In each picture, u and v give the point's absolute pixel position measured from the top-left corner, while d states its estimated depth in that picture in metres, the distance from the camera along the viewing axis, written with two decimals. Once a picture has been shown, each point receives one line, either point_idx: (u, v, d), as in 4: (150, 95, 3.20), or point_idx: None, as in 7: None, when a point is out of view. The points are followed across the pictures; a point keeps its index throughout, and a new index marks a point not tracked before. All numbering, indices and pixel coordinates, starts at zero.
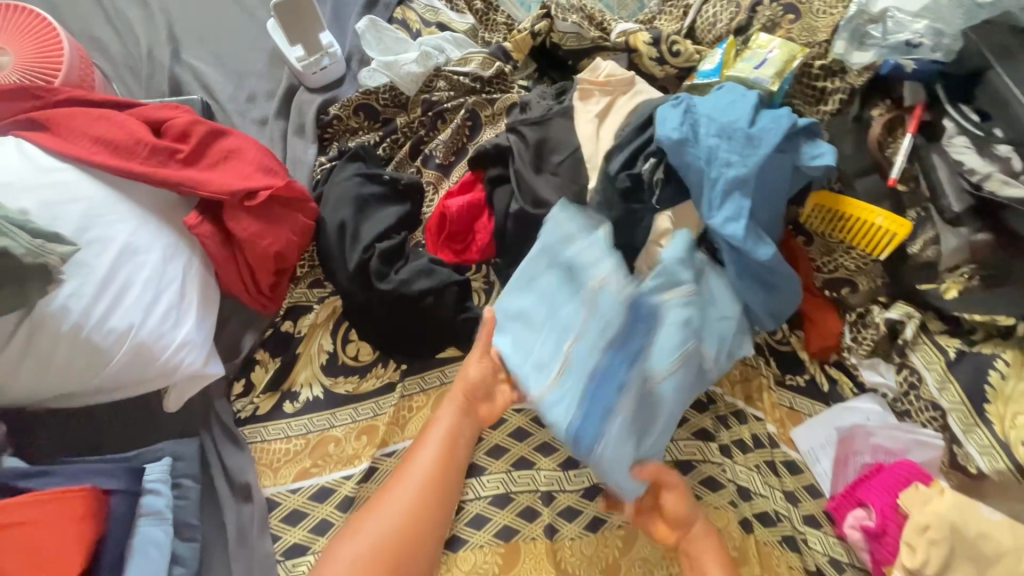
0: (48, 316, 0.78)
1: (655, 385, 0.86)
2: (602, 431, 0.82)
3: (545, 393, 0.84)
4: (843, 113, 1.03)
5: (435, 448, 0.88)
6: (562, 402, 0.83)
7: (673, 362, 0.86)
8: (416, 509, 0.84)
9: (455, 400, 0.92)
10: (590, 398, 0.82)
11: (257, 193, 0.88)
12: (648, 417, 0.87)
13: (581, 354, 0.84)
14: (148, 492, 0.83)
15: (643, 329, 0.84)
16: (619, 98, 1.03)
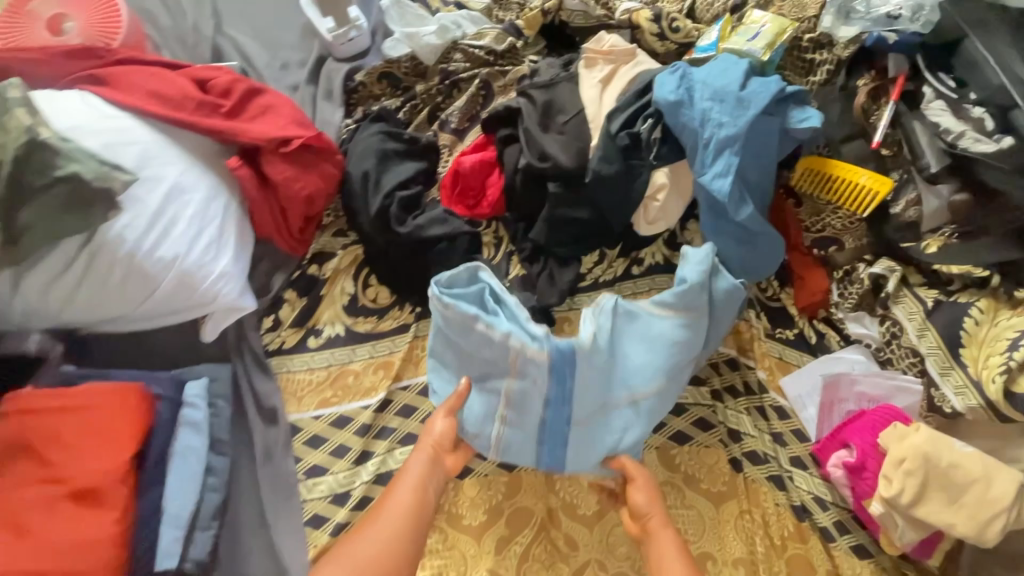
0: (107, 243, 0.89)
1: (642, 398, 0.95)
2: (570, 460, 0.94)
3: (500, 455, 0.95)
4: (831, 83, 1.11)
5: (411, 486, 0.89)
6: (522, 448, 0.94)
7: (650, 380, 0.95)
8: (394, 542, 0.84)
9: (426, 447, 0.92)
10: (545, 435, 0.94)
11: (292, 141, 0.98)
12: (629, 429, 0.94)
13: (527, 405, 0.94)
14: (188, 405, 0.92)
15: (570, 373, 0.92)
16: (621, 67, 1.12)
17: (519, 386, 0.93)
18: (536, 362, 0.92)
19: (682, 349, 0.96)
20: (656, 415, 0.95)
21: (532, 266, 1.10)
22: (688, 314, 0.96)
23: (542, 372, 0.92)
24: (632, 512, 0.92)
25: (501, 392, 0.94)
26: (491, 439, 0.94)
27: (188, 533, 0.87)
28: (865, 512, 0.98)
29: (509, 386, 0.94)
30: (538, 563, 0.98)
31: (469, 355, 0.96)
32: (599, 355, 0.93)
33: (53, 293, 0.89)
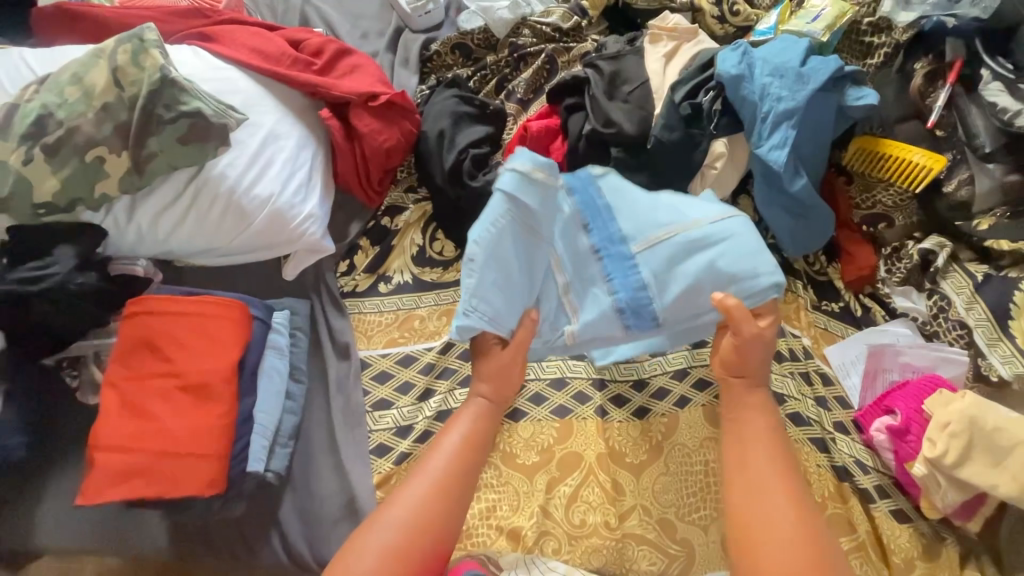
0: (211, 179, 0.97)
1: (716, 226, 0.88)
2: (655, 286, 0.87)
3: (581, 314, 0.88)
4: (887, 65, 1.17)
5: (454, 447, 0.81)
6: (595, 294, 0.89)
7: (709, 212, 0.90)
8: (430, 512, 0.76)
9: (485, 390, 0.86)
10: (609, 269, 0.89)
11: (379, 97, 1.09)
12: (708, 248, 0.87)
13: (577, 253, 0.90)
14: (274, 330, 1.01)
15: (601, 206, 0.91)
16: (684, 44, 1.18)
17: (561, 241, 0.90)
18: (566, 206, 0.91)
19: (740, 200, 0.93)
20: (742, 232, 0.87)
21: None
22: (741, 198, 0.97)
23: (572, 212, 0.91)
24: (722, 358, 0.88)
25: (554, 258, 0.89)
26: (561, 307, 0.90)
27: (271, 445, 0.95)
28: (906, 476, 1.02)
29: (557, 248, 0.89)
30: (584, 504, 1.02)
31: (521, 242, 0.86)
32: (626, 193, 0.93)
33: (161, 223, 0.98)
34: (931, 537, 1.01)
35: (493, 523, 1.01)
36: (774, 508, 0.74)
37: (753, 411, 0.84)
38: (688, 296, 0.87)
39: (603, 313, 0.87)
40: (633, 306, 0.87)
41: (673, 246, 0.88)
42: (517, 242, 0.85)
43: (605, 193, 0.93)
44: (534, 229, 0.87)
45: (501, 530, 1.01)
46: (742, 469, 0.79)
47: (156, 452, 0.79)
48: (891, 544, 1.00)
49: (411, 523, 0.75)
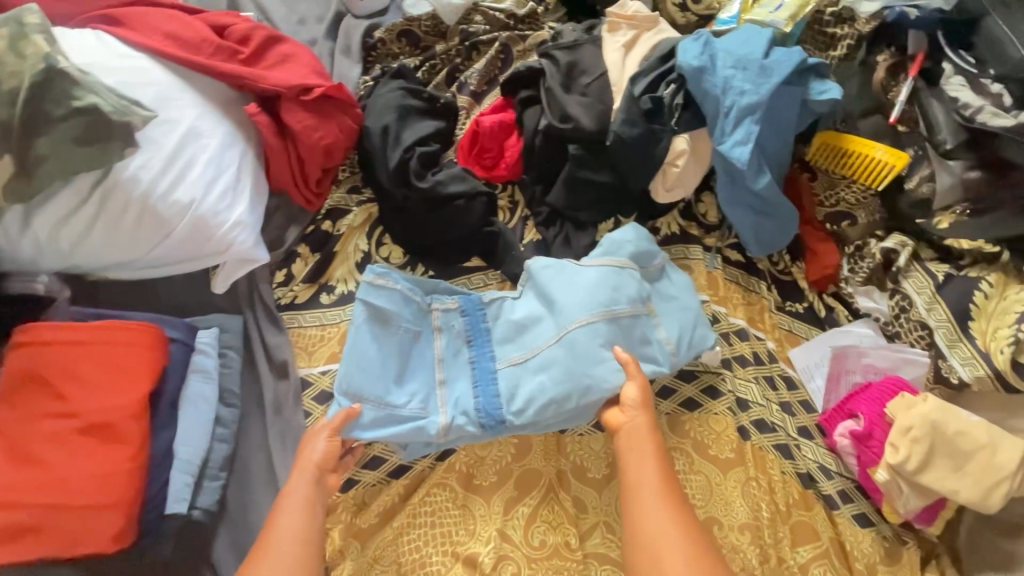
0: (120, 184, 0.87)
1: (570, 333, 0.94)
2: (506, 395, 0.94)
3: (444, 413, 0.93)
4: (851, 58, 1.10)
5: (297, 512, 0.83)
6: (460, 396, 0.95)
7: (583, 314, 0.95)
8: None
9: (309, 467, 0.87)
10: (476, 376, 0.96)
11: (312, 89, 0.99)
12: (562, 360, 0.93)
13: (455, 358, 0.99)
14: (199, 352, 0.92)
15: (483, 318, 1.00)
16: (644, 33, 1.11)
17: (444, 347, 0.98)
18: (450, 311, 1.00)
19: (601, 280, 0.97)
20: (600, 338, 0.94)
21: (548, 231, 1.10)
22: (614, 263, 0.99)
23: (454, 329, 0.99)
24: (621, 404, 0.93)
25: (431, 359, 0.98)
26: (432, 400, 0.95)
27: (197, 479, 0.86)
28: (871, 481, 1.00)
29: (437, 351, 0.98)
30: (543, 525, 0.97)
31: (394, 338, 0.96)
32: (508, 307, 1.01)
33: (64, 233, 0.87)
34: (893, 541, 1.00)
35: (447, 549, 0.95)
36: (657, 520, 0.81)
37: (649, 440, 0.89)
38: (542, 405, 0.92)
39: (456, 420, 0.93)
40: (484, 414, 0.93)
41: (530, 364, 0.95)
42: (384, 345, 0.95)
43: (488, 308, 1.01)
44: (410, 331, 0.98)
45: (456, 555, 0.94)
46: (639, 498, 0.84)
47: (48, 506, 0.71)
48: (854, 551, 0.98)
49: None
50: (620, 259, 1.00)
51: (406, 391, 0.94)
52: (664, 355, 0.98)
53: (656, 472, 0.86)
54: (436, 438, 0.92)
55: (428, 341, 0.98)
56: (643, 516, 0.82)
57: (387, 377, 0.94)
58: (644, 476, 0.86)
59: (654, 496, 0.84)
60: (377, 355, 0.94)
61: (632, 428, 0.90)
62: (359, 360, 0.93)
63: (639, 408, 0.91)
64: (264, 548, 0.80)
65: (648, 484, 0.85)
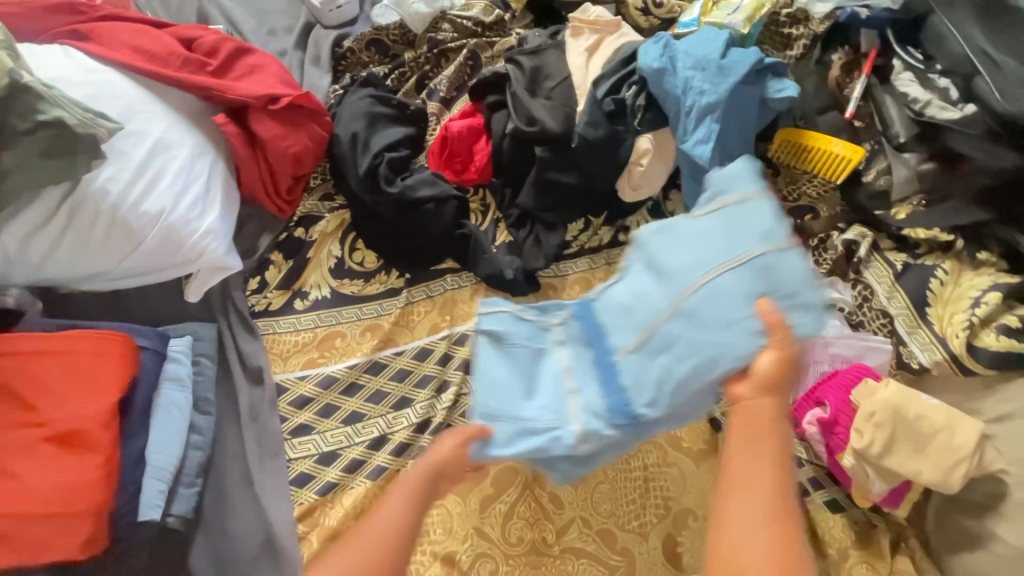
0: (89, 196, 0.87)
1: (688, 299, 0.69)
2: (638, 389, 0.70)
3: (579, 421, 0.71)
4: (807, 57, 1.16)
5: (400, 509, 0.67)
6: (587, 400, 0.72)
7: (702, 273, 0.69)
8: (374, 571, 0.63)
9: (438, 456, 0.71)
10: (602, 375, 0.73)
11: (280, 99, 1.00)
12: (688, 335, 0.68)
13: (578, 365, 0.75)
14: (172, 360, 0.92)
15: (598, 314, 0.76)
16: (607, 37, 1.14)
17: (566, 357, 0.75)
18: (563, 317, 0.77)
19: (717, 230, 0.71)
20: (740, 294, 0.67)
21: (519, 231, 1.12)
22: (726, 207, 0.72)
23: (574, 335, 0.76)
24: (747, 376, 0.65)
25: (557, 373, 0.75)
26: (557, 416, 0.72)
27: (171, 487, 0.87)
28: (838, 467, 1.02)
29: (562, 362, 0.75)
30: (521, 520, 0.98)
31: (512, 360, 0.76)
32: (613, 291, 0.76)
33: (33, 246, 0.87)
34: (864, 525, 1.02)
35: (426, 547, 0.96)
36: (749, 541, 0.56)
37: (770, 441, 0.60)
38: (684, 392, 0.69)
39: (592, 426, 0.70)
40: (615, 412, 0.70)
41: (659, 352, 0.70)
42: (511, 364, 0.76)
43: (598, 300, 0.77)
44: (530, 350, 0.76)
45: (435, 555, 0.96)
46: (739, 504, 0.58)
47: (16, 517, 0.71)
48: (826, 535, 1.01)
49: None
50: (733, 198, 0.72)
51: (534, 408, 0.73)
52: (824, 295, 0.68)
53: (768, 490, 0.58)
54: (576, 450, 0.71)
55: (547, 354, 0.76)
56: (726, 527, 0.58)
57: (515, 391, 0.74)
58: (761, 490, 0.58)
59: (759, 511, 0.57)
60: (506, 379, 0.75)
61: (755, 418, 0.62)
62: (488, 387, 0.75)
63: (760, 392, 0.63)
64: (362, 521, 0.67)
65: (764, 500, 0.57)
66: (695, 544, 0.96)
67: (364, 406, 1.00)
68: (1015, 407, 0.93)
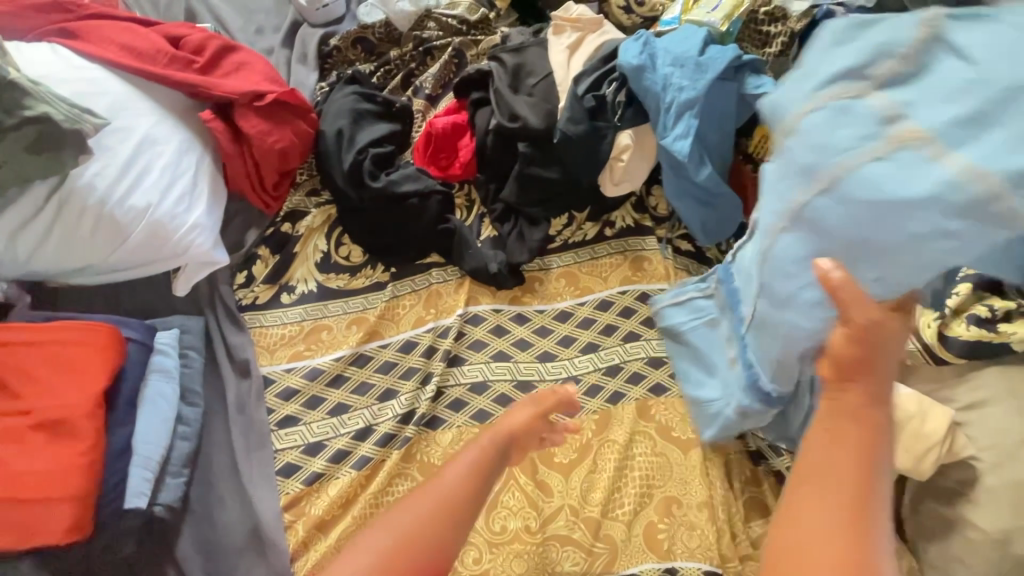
0: (76, 191, 0.89)
1: (768, 261, 0.75)
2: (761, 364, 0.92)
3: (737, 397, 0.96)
4: (785, 53, 1.17)
5: (464, 472, 0.79)
6: (729, 374, 0.99)
7: (772, 229, 0.72)
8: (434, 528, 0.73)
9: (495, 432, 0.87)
10: (738, 348, 0.98)
11: (266, 96, 1.02)
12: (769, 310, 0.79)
13: (724, 332, 1.03)
14: (159, 352, 0.94)
15: (739, 285, 0.99)
16: (589, 35, 1.16)
17: (728, 334, 1.01)
18: (713, 292, 1.06)
19: (777, 173, 0.70)
20: (802, 248, 0.68)
21: (503, 226, 1.14)
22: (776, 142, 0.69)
23: (720, 300, 1.04)
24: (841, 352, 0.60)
25: (719, 341, 1.04)
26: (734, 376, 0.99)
27: (158, 476, 0.89)
28: None
29: (728, 332, 1.02)
30: (505, 509, 1.01)
31: (703, 339, 1.05)
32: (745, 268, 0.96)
33: (21, 240, 0.89)
34: None
35: None
36: (825, 543, 0.54)
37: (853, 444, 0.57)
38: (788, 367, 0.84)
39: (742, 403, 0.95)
40: (750, 386, 0.94)
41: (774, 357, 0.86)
42: (705, 338, 1.05)
43: (739, 275, 0.99)
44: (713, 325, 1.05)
45: None
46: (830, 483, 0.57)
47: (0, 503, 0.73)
48: None
49: (410, 532, 0.72)
50: (781, 125, 0.68)
51: (712, 377, 1.03)
52: (942, 219, 0.56)
53: (850, 489, 0.56)
54: (738, 419, 0.97)
55: (722, 326, 1.04)
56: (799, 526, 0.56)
57: (700, 370, 1.04)
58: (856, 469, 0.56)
59: (844, 491, 0.56)
60: (693, 361, 1.05)
61: (840, 404, 0.60)
62: (687, 377, 1.05)
63: (842, 374, 0.60)
64: (432, 480, 0.79)
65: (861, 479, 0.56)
66: (677, 530, 0.98)
67: (349, 398, 1.02)
68: (988, 394, 0.95)
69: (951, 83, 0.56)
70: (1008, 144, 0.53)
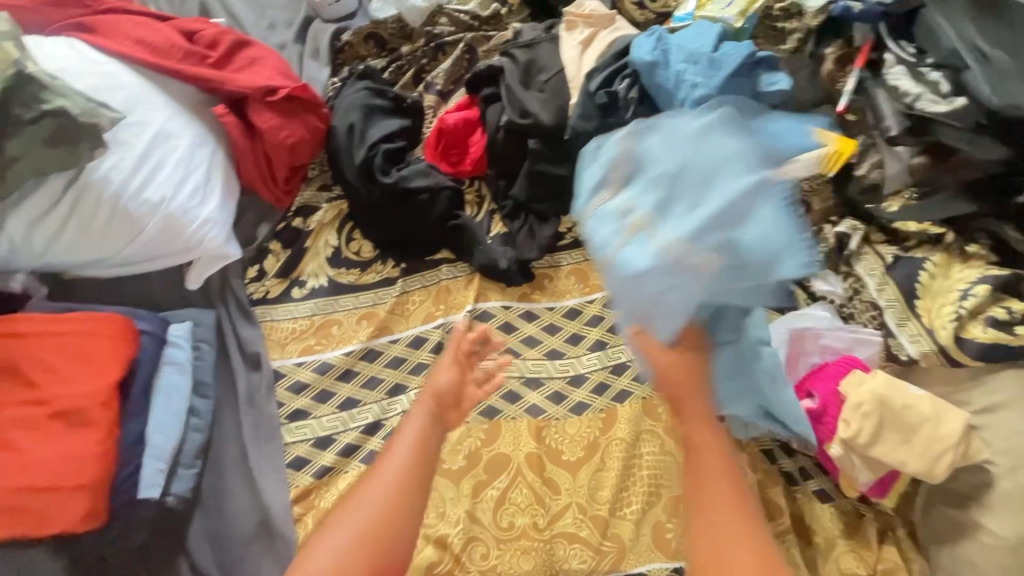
0: (92, 184, 0.90)
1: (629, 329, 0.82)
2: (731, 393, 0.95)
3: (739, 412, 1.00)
4: (800, 49, 1.17)
5: (410, 449, 0.79)
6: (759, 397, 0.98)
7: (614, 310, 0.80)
8: (390, 511, 0.75)
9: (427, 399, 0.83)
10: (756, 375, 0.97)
11: (279, 91, 1.02)
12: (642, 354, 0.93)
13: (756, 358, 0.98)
14: (172, 344, 0.95)
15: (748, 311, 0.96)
16: (602, 30, 1.15)
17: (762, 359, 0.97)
18: None
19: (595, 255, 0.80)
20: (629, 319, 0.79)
21: (513, 223, 1.14)
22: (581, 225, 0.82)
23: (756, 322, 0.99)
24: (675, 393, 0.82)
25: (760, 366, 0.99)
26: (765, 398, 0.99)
27: (171, 467, 0.90)
28: (827, 458, 1.02)
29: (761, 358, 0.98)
30: (512, 506, 1.00)
31: None
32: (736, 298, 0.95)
33: (38, 232, 0.90)
34: (851, 515, 1.04)
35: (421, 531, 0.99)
36: (730, 551, 0.75)
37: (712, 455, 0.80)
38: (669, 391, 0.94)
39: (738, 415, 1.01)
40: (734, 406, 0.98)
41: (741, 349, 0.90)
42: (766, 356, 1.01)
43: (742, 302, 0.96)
44: None
45: (428, 537, 0.99)
46: (706, 524, 0.77)
47: (21, 489, 0.74)
48: (814, 524, 1.03)
49: (367, 530, 0.74)
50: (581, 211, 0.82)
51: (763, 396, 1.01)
52: (694, 265, 0.73)
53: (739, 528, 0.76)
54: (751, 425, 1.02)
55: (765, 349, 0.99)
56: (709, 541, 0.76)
57: None
58: (712, 495, 0.78)
59: (720, 513, 0.77)
60: None
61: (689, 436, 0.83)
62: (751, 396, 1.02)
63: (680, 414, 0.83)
64: (375, 471, 0.78)
65: (714, 496, 0.78)
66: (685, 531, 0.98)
67: (358, 392, 1.02)
68: (1003, 398, 0.94)
69: (660, 168, 0.78)
70: (686, 210, 0.76)
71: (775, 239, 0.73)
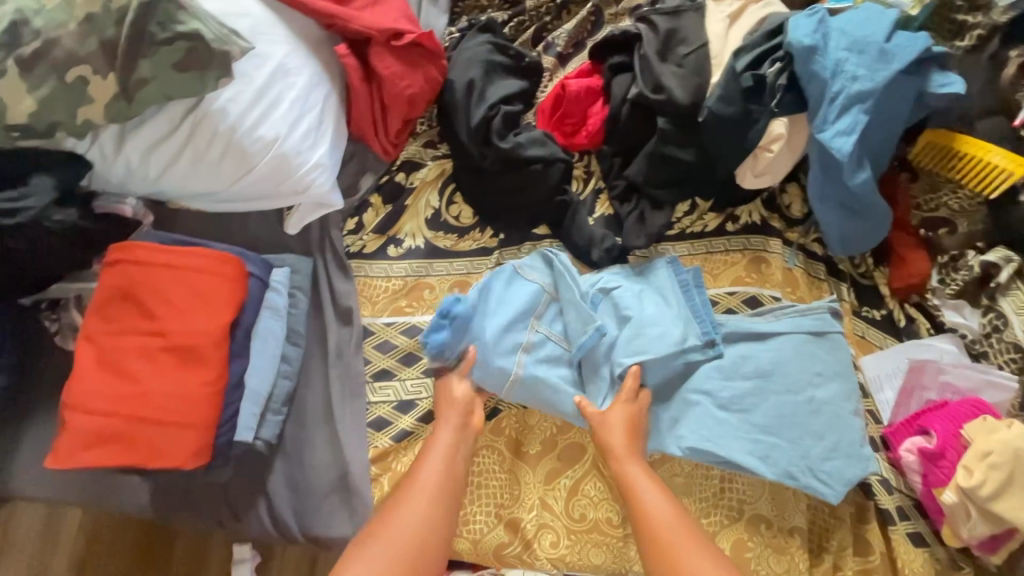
0: (211, 114, 0.87)
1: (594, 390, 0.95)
2: (767, 437, 0.93)
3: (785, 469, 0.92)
4: (979, 49, 1.02)
5: (440, 458, 0.86)
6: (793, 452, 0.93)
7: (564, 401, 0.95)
8: (435, 511, 0.82)
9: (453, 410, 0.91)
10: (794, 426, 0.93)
11: (403, 36, 0.97)
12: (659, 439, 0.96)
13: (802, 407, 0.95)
14: (272, 289, 0.94)
15: (819, 352, 0.97)
16: (751, 5, 1.04)
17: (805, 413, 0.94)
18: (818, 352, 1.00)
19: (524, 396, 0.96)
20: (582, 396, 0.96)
21: (622, 206, 1.06)
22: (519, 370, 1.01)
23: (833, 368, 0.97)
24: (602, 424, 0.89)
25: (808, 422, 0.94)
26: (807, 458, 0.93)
27: (262, 411, 0.90)
28: (932, 501, 0.95)
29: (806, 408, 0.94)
30: (585, 498, 0.97)
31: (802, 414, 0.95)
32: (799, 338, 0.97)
33: (154, 159, 0.88)
34: (946, 564, 0.96)
35: (493, 510, 0.97)
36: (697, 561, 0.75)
37: (630, 465, 0.86)
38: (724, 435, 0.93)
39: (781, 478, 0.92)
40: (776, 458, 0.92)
41: (808, 398, 0.94)
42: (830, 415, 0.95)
43: (813, 341, 0.97)
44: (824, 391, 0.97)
45: (500, 518, 0.97)
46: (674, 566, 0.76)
47: (131, 415, 0.79)
48: (904, 568, 0.95)
49: (411, 539, 0.78)
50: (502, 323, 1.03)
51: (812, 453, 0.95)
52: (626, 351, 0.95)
53: (668, 516, 0.81)
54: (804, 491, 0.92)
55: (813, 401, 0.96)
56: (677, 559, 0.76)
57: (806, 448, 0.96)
58: (660, 523, 0.80)
59: (686, 551, 0.77)
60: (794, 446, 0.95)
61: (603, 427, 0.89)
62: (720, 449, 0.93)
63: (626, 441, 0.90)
64: (408, 490, 0.83)
65: (673, 532, 0.79)
66: (764, 552, 0.95)
67: None
68: None
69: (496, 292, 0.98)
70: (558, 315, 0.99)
71: (662, 310, 0.98)
